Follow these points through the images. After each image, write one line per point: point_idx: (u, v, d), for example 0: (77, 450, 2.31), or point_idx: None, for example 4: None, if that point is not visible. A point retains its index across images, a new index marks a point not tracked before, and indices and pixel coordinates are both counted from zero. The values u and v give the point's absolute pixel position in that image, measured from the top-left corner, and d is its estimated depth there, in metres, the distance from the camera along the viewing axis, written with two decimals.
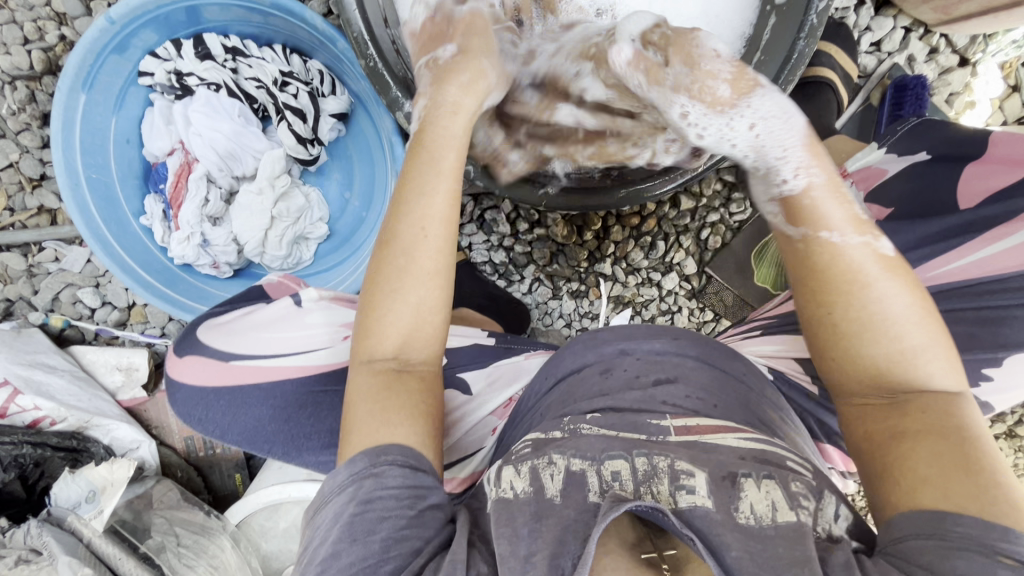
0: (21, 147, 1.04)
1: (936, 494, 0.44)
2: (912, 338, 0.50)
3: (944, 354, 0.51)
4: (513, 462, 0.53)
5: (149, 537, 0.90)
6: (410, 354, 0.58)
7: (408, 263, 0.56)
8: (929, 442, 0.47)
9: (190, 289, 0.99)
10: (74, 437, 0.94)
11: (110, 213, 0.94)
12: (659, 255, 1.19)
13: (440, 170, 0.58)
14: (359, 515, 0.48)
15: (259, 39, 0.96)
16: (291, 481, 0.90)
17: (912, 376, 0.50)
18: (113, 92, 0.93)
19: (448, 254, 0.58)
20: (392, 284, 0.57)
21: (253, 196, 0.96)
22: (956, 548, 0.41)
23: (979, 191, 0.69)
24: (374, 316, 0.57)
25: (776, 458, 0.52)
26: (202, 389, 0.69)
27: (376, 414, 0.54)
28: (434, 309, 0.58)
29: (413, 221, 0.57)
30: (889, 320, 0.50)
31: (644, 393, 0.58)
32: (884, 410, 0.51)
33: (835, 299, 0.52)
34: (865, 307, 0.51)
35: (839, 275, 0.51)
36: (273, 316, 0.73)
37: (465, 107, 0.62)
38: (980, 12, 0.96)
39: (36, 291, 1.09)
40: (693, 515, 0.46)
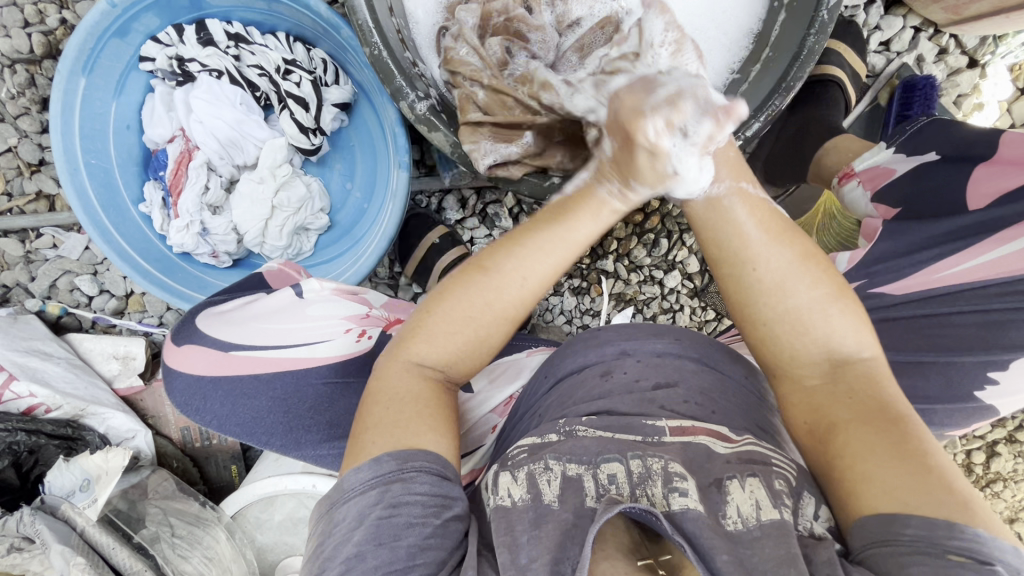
0: (20, 131, 1.03)
1: (877, 489, 0.45)
2: (805, 297, 0.53)
3: (857, 327, 0.53)
4: (510, 467, 0.52)
5: (143, 527, 0.89)
6: (457, 372, 0.58)
7: (492, 299, 0.56)
8: (861, 432, 0.49)
9: (188, 279, 0.98)
10: (68, 426, 0.93)
11: (108, 200, 0.93)
12: (661, 253, 1.18)
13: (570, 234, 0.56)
14: (387, 518, 0.47)
15: (263, 26, 0.95)
16: (288, 473, 0.90)
17: (817, 333, 0.53)
18: (113, 78, 0.92)
19: (526, 306, 0.58)
20: (465, 311, 0.56)
21: (254, 185, 0.95)
22: (911, 553, 0.41)
23: (989, 191, 0.68)
24: (434, 331, 0.57)
25: (761, 457, 0.52)
26: (199, 379, 0.67)
27: (401, 422, 0.52)
28: (490, 343, 0.58)
29: (524, 275, 0.56)
30: (780, 283, 0.53)
31: (643, 397, 0.58)
32: (816, 394, 0.53)
33: (756, 294, 0.54)
34: (768, 275, 0.53)
35: (728, 248, 0.54)
36: (272, 307, 0.72)
37: (608, 209, 0.56)
38: (990, 12, 0.95)
39: (32, 277, 1.08)
40: (684, 518, 0.46)
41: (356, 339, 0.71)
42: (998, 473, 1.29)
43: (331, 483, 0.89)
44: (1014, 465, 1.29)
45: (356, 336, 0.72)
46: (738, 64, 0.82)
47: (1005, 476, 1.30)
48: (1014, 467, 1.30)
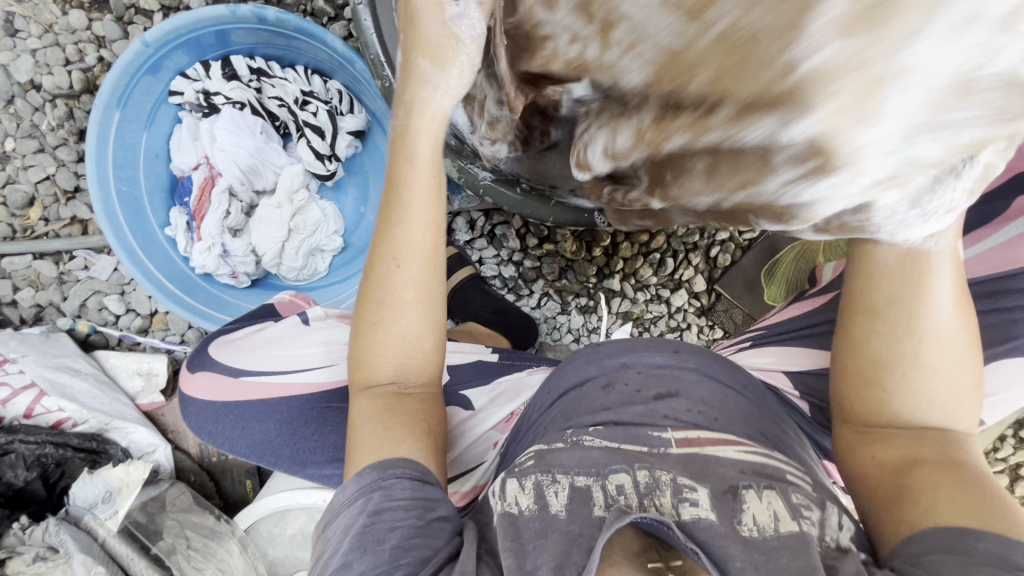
0: (57, 160, 1.10)
1: (952, 510, 0.47)
2: (952, 380, 0.52)
3: (961, 405, 0.54)
4: (517, 475, 0.54)
5: (160, 539, 0.92)
6: (409, 376, 0.61)
7: (388, 297, 0.59)
8: (936, 470, 0.50)
9: (210, 298, 1.03)
10: (93, 439, 0.97)
11: (137, 225, 0.98)
12: (668, 272, 1.21)
13: (409, 198, 0.56)
14: (370, 525, 0.50)
15: (283, 60, 1.01)
16: (300, 488, 0.93)
17: (937, 410, 0.53)
18: (144, 110, 0.97)
19: (428, 278, 0.59)
20: (376, 318, 0.59)
21: (272, 209, 1.00)
22: (977, 564, 0.43)
23: (966, 195, 0.75)
24: (366, 349, 0.60)
25: (777, 473, 0.55)
26: (212, 405, 0.71)
27: (381, 432, 0.57)
28: (425, 335, 0.60)
29: (393, 254, 0.58)
30: (936, 363, 0.52)
31: (648, 407, 0.60)
32: (897, 440, 0.54)
33: (908, 362, 0.52)
34: (932, 354, 0.51)
35: (904, 308, 0.50)
36: (282, 333, 0.76)
37: (435, 108, 0.54)
38: None
39: (65, 297, 1.14)
40: (697, 527, 0.47)
41: None
42: None
43: None
44: None
45: None
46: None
47: None
48: None
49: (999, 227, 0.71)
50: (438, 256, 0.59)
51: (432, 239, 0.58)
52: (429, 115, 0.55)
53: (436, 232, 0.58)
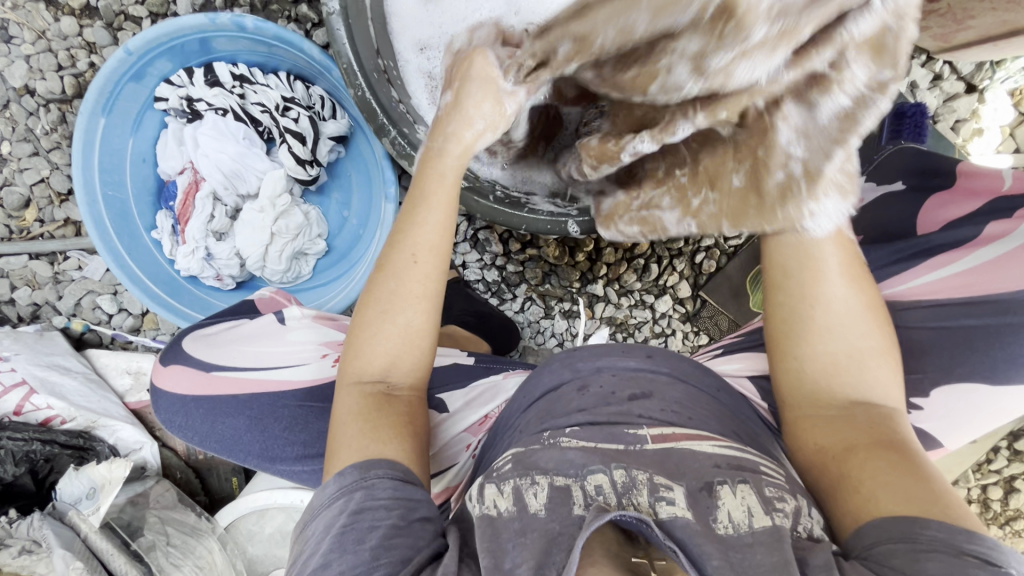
0: (51, 163, 1.13)
1: (891, 497, 0.48)
2: (856, 341, 0.58)
3: (891, 390, 0.58)
4: (495, 480, 0.54)
5: (141, 536, 0.94)
6: (396, 375, 0.62)
7: (396, 291, 0.61)
8: (878, 455, 0.52)
9: (195, 300, 1.05)
10: (81, 436, 1.00)
11: (123, 228, 1.00)
12: (652, 278, 1.20)
13: (431, 202, 0.62)
14: (350, 526, 0.50)
15: (266, 66, 1.02)
16: (280, 487, 0.95)
17: (858, 383, 0.58)
18: (130, 116, 0.99)
19: (437, 280, 0.62)
20: (381, 309, 0.61)
21: (255, 213, 1.02)
22: (926, 550, 0.44)
23: (939, 219, 0.77)
24: (364, 340, 0.61)
25: (750, 464, 0.54)
26: (182, 399, 0.73)
27: (370, 432, 0.56)
28: (423, 331, 0.62)
29: (410, 250, 0.61)
30: (835, 327, 0.58)
31: (621, 407, 0.60)
32: (835, 424, 0.57)
33: (811, 329, 0.59)
34: (829, 314, 0.58)
35: (800, 280, 0.59)
36: (257, 330, 0.77)
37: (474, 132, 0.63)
38: (978, 41, 0.94)
39: (60, 296, 1.17)
40: (674, 525, 0.47)
41: (330, 362, 0.73)
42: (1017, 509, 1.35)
43: None
44: None
45: (330, 361, 0.74)
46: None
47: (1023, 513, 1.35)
48: None
49: (971, 250, 0.71)
50: (447, 258, 0.63)
51: (444, 244, 0.63)
52: (461, 142, 0.63)
53: (448, 238, 0.63)
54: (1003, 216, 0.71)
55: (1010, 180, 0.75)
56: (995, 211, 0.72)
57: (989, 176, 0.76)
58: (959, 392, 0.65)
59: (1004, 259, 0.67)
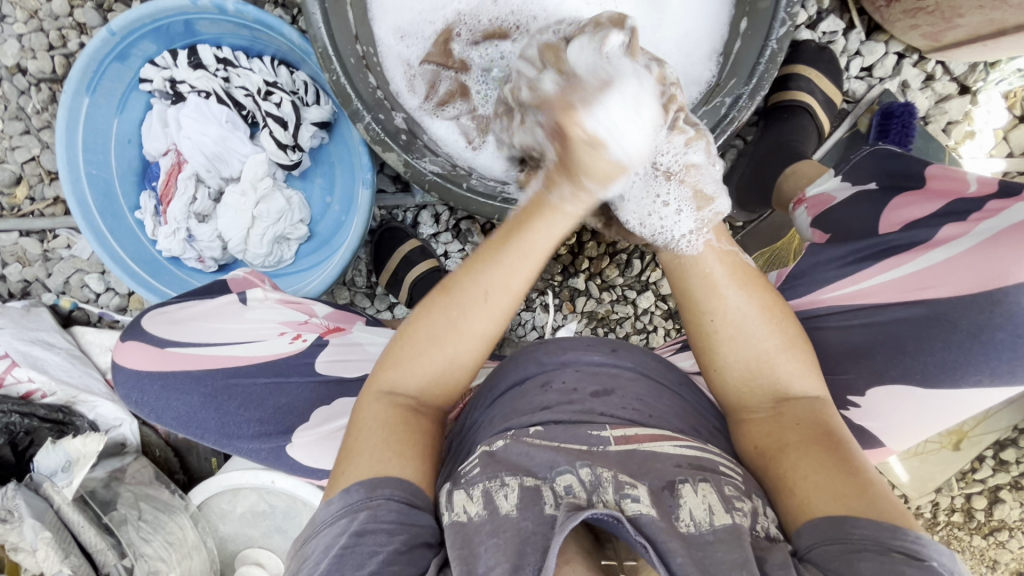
0: (42, 142, 1.14)
1: (823, 497, 0.49)
2: (760, 345, 0.59)
3: (810, 382, 0.59)
4: (464, 485, 0.52)
5: (114, 510, 0.96)
6: (430, 398, 0.60)
7: (457, 321, 0.58)
8: (809, 453, 0.52)
9: (174, 280, 1.06)
10: (61, 410, 1.02)
11: (107, 207, 1.02)
12: (634, 274, 1.20)
13: (533, 249, 0.58)
14: (351, 547, 0.48)
15: (251, 51, 1.03)
16: (252, 468, 0.96)
17: (775, 379, 0.59)
18: (115, 97, 1.01)
19: (499, 323, 0.59)
20: (433, 332, 0.59)
21: (237, 196, 1.02)
22: (858, 551, 0.44)
23: (902, 219, 0.72)
24: (408, 357, 0.59)
25: (710, 464, 0.54)
26: (137, 373, 0.74)
27: (392, 446, 0.55)
28: (469, 363, 0.60)
29: (484, 290, 0.58)
30: (736, 336, 0.59)
31: (583, 406, 0.59)
32: (765, 425, 0.58)
33: (716, 341, 0.60)
34: (726, 325, 0.59)
35: (696, 296, 0.60)
36: (216, 307, 0.81)
37: (563, 214, 0.58)
38: (967, 40, 0.92)
39: (49, 274, 1.19)
40: (642, 522, 0.46)
41: (290, 340, 0.79)
42: (1001, 520, 1.33)
43: (289, 480, 0.94)
44: (1018, 514, 1.32)
45: (288, 339, 0.80)
46: (715, 81, 0.86)
47: (1009, 525, 1.33)
48: (1020, 517, 1.32)
49: (923, 252, 0.67)
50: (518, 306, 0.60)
51: (522, 292, 0.59)
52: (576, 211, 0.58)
53: (527, 289, 0.59)
54: (958, 220, 0.66)
55: (976, 183, 0.68)
56: (954, 215, 0.67)
57: (952, 177, 0.69)
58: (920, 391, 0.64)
59: (949, 265, 0.64)
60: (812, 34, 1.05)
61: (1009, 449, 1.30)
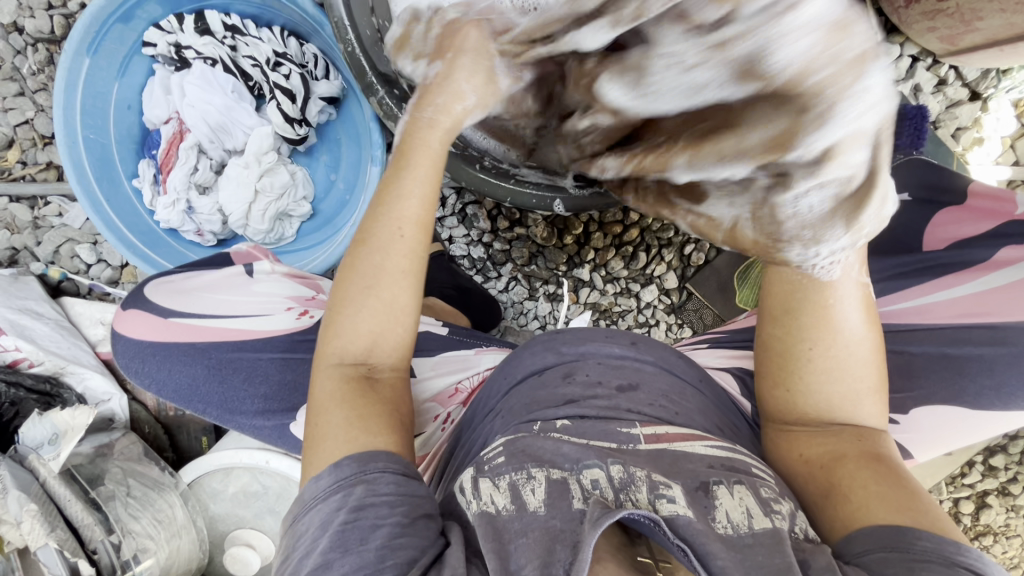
0: (36, 105, 1.11)
1: (882, 509, 0.48)
2: (852, 383, 0.55)
3: (876, 409, 0.57)
4: (489, 474, 0.50)
5: (101, 485, 0.92)
6: (376, 356, 0.58)
7: (381, 265, 0.57)
8: (865, 465, 0.52)
9: (172, 253, 1.03)
10: (48, 381, 1.00)
11: (104, 173, 0.99)
12: (639, 267, 1.18)
13: (414, 169, 0.58)
14: (351, 522, 0.46)
15: (260, 20, 1.00)
16: (245, 447, 0.94)
17: (851, 411, 0.55)
18: (117, 60, 0.97)
19: (421, 254, 0.58)
20: (362, 285, 0.57)
21: (240, 169, 0.99)
22: (920, 561, 0.43)
23: (948, 235, 0.78)
24: (344, 320, 0.57)
25: (742, 466, 0.53)
26: (140, 342, 0.74)
27: (354, 419, 0.53)
28: (406, 310, 0.58)
29: (397, 223, 0.57)
30: (832, 369, 0.54)
31: (612, 401, 0.58)
32: (818, 437, 0.56)
33: (809, 369, 0.54)
34: (827, 357, 0.53)
35: (804, 321, 0.53)
36: (222, 279, 0.79)
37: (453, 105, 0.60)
38: (985, 44, 0.92)
39: (38, 242, 1.15)
40: (677, 523, 0.44)
41: (297, 315, 0.77)
42: (986, 525, 1.35)
43: (284, 461, 0.92)
44: (1004, 519, 1.34)
45: (296, 314, 0.77)
46: None
47: (993, 530, 1.35)
48: (1004, 522, 1.35)
49: (985, 272, 0.72)
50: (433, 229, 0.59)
51: (430, 216, 0.59)
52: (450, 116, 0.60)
53: (433, 211, 0.59)
54: (1016, 242, 0.73)
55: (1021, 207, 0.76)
56: (1008, 236, 0.73)
57: (1000, 199, 0.77)
58: (930, 385, 0.65)
59: (1021, 286, 0.68)
60: None
61: (997, 455, 1.32)
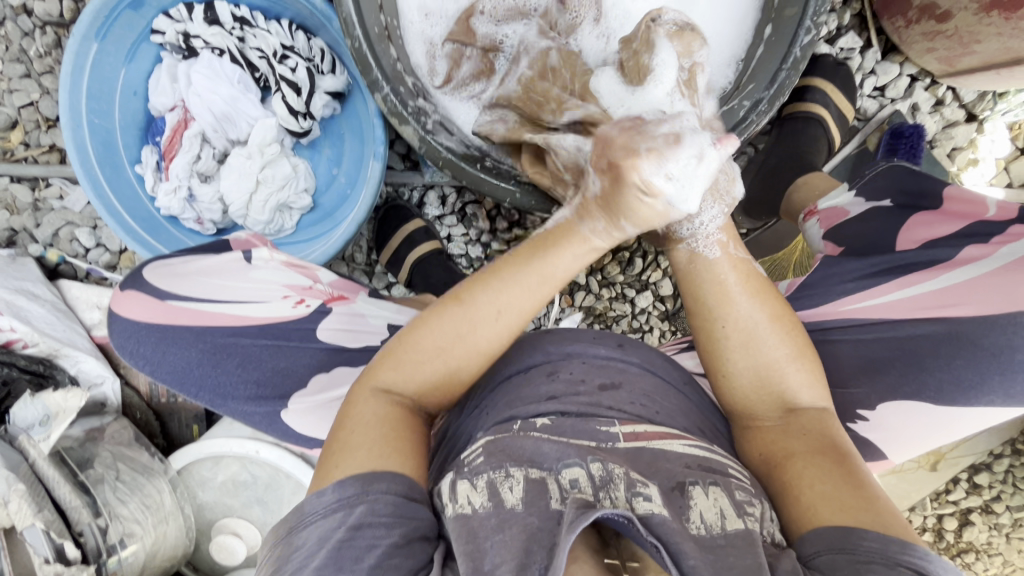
0: (42, 88, 1.11)
1: (829, 507, 0.49)
2: (771, 354, 0.59)
3: (813, 383, 0.60)
4: (466, 474, 0.50)
5: (90, 468, 0.92)
6: (425, 401, 0.59)
7: (464, 331, 0.56)
8: (815, 462, 0.53)
9: (172, 240, 1.03)
10: (41, 363, 0.99)
11: (106, 158, 0.99)
12: (635, 272, 1.20)
13: (548, 277, 0.56)
14: (347, 542, 0.47)
15: (268, 13, 1.02)
16: (235, 436, 0.95)
17: (785, 387, 0.59)
18: (124, 46, 0.98)
19: (504, 342, 0.58)
20: (440, 342, 0.57)
21: (242, 159, 1.00)
22: (865, 562, 0.44)
23: (918, 237, 0.73)
24: (408, 359, 0.57)
25: (720, 467, 0.54)
26: (136, 325, 0.73)
27: (391, 447, 0.53)
28: (467, 377, 0.59)
29: (501, 305, 0.56)
30: (748, 343, 0.59)
31: (591, 398, 0.59)
32: (773, 434, 0.58)
33: (728, 347, 0.60)
34: (738, 331, 0.59)
35: (710, 303, 0.61)
36: (220, 265, 0.79)
37: (590, 246, 0.56)
38: (981, 67, 0.94)
39: (38, 224, 1.15)
40: (652, 522, 0.45)
41: (293, 305, 0.78)
42: (969, 543, 1.36)
43: (274, 451, 0.93)
44: (986, 537, 1.35)
45: (293, 302, 0.79)
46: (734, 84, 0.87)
47: (976, 548, 1.36)
48: (987, 540, 1.35)
49: (942, 271, 0.68)
50: (523, 328, 0.58)
51: (532, 314, 0.58)
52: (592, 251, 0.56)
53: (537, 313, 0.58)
54: (981, 241, 0.68)
55: (994, 208, 0.70)
56: (975, 235, 0.69)
57: (974, 202, 0.72)
58: (912, 396, 0.66)
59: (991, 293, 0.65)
60: (830, 48, 1.07)
61: (982, 473, 1.33)
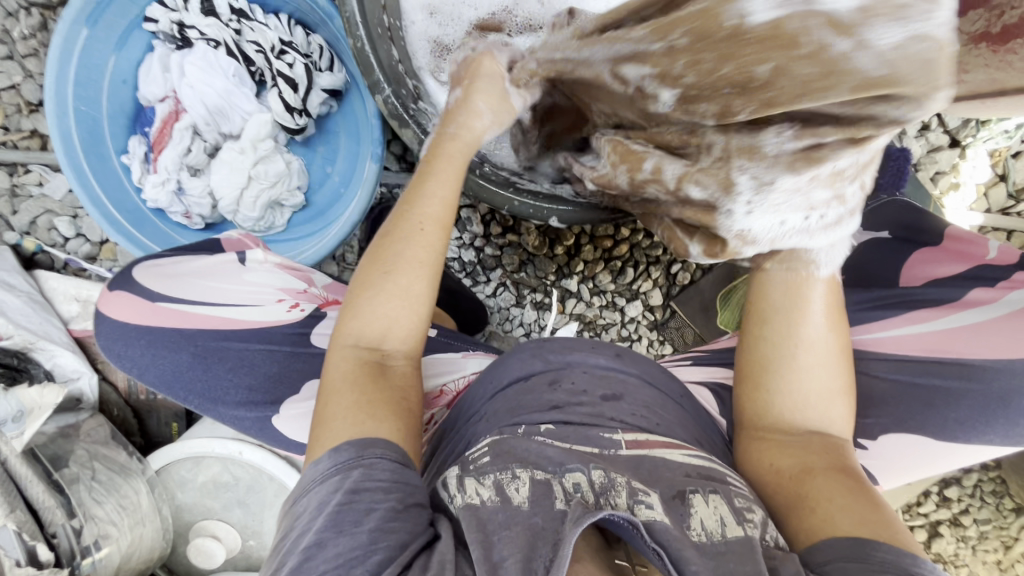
0: (25, 71, 1.07)
1: (847, 521, 0.50)
2: (822, 380, 0.60)
3: (845, 414, 0.61)
4: (473, 473, 0.51)
5: (64, 467, 0.89)
6: (394, 344, 0.59)
7: (399, 258, 0.59)
8: (833, 479, 0.54)
9: (157, 233, 1.01)
10: (15, 356, 0.95)
11: (92, 147, 0.96)
12: (626, 282, 1.21)
13: (439, 173, 0.61)
14: (347, 505, 0.46)
15: (267, 7, 1.00)
16: (218, 437, 0.92)
17: (821, 410, 0.60)
18: (115, 32, 0.95)
19: (441, 252, 0.60)
20: (379, 279, 0.58)
21: (235, 153, 0.98)
22: (879, 572, 0.45)
23: (922, 275, 0.78)
24: (362, 306, 0.59)
25: (718, 475, 0.55)
26: (124, 325, 0.73)
27: (364, 403, 0.53)
28: (423, 306, 0.60)
29: (417, 218, 0.59)
30: (807, 365, 0.59)
31: (594, 408, 0.59)
32: (790, 449, 0.59)
33: (789, 363, 0.59)
34: (807, 353, 0.59)
35: (786, 322, 0.59)
36: (216, 265, 0.78)
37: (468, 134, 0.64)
38: (969, 95, 0.97)
39: (14, 211, 1.11)
40: (654, 526, 0.45)
41: (287, 308, 0.77)
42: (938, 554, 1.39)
43: (258, 453, 0.91)
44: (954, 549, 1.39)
45: (287, 306, 0.77)
46: None
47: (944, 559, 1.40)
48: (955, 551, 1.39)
49: (952, 311, 0.72)
50: (454, 232, 0.61)
51: (452, 217, 0.61)
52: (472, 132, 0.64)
53: (458, 212, 0.62)
54: (988, 285, 0.72)
55: (997, 252, 0.76)
56: (981, 278, 0.73)
57: (975, 243, 0.77)
58: (901, 415, 0.68)
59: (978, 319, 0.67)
60: None
61: (951, 486, 1.37)
